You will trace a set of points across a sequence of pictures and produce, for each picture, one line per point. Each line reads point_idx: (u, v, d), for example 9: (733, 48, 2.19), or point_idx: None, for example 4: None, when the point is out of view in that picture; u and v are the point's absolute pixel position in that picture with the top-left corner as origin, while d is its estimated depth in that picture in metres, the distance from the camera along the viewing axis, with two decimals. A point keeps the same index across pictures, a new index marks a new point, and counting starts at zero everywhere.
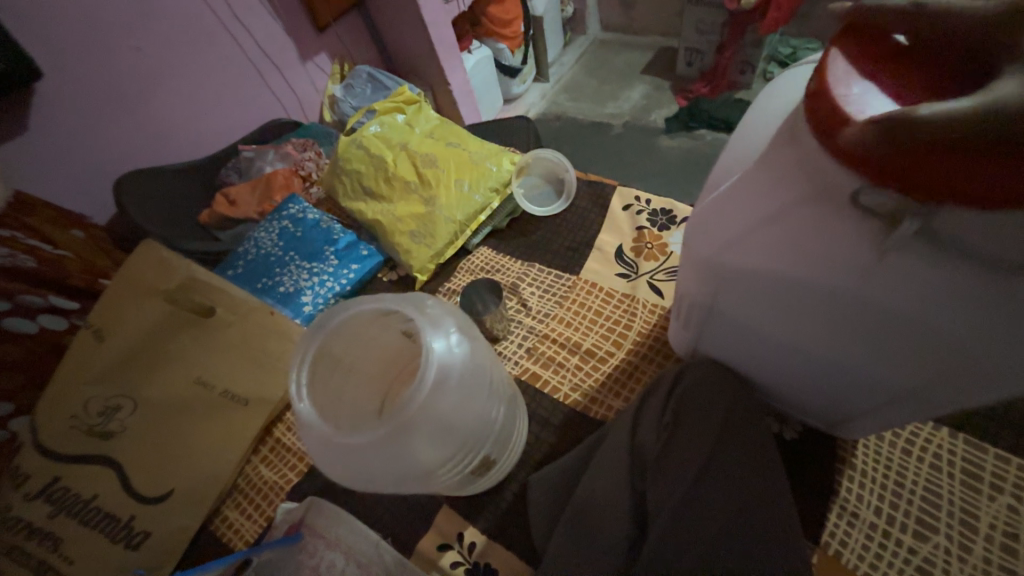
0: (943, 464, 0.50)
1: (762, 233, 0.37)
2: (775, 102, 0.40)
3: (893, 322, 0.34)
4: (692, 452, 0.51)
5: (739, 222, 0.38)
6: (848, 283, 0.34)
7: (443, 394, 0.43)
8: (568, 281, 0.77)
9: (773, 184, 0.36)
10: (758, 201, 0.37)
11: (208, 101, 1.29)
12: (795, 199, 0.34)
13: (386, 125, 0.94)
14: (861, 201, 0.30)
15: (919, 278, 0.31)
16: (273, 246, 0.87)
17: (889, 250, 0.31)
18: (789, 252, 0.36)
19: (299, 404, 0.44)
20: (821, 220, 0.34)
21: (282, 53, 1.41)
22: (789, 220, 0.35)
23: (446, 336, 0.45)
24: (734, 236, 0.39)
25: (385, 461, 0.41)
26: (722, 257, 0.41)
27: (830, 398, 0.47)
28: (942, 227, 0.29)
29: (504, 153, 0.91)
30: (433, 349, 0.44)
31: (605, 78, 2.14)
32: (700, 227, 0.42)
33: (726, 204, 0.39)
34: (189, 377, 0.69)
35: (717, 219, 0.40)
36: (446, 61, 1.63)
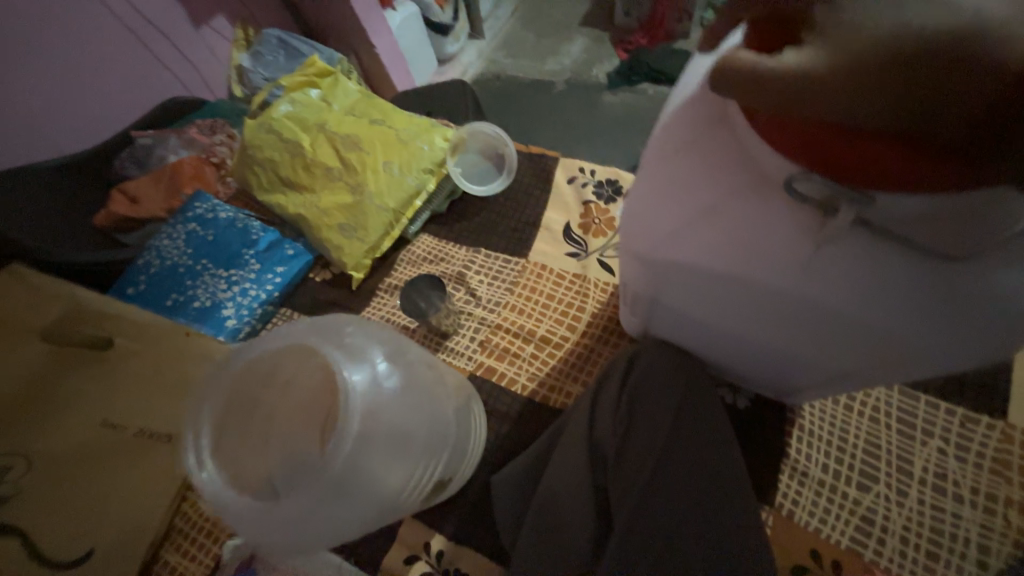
0: (880, 416, 0.53)
1: (697, 226, 0.35)
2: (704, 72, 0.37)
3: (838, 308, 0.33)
4: (652, 438, 0.50)
5: (671, 218, 0.36)
6: (796, 272, 0.32)
7: (376, 429, 0.39)
8: (517, 265, 0.72)
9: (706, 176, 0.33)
10: (689, 193, 0.34)
11: (83, 80, 1.09)
12: (729, 191, 0.33)
13: (298, 102, 0.82)
14: (795, 190, 0.29)
15: (862, 261, 0.30)
16: (181, 254, 0.77)
17: (831, 237, 0.30)
18: (724, 248, 0.34)
19: (199, 473, 0.41)
20: (760, 212, 0.32)
21: (167, 17, 1.20)
22: (722, 215, 0.33)
23: (369, 364, 0.41)
24: (665, 233, 0.37)
25: (327, 515, 0.38)
26: (658, 254, 0.39)
27: (780, 373, 0.46)
28: (879, 216, 0.29)
29: (436, 127, 0.83)
30: (355, 384, 0.39)
31: (542, 32, 2.02)
32: (636, 221, 0.39)
33: (656, 202, 0.37)
34: (92, 421, 0.60)
35: (648, 215, 0.38)
36: (366, 20, 1.46)
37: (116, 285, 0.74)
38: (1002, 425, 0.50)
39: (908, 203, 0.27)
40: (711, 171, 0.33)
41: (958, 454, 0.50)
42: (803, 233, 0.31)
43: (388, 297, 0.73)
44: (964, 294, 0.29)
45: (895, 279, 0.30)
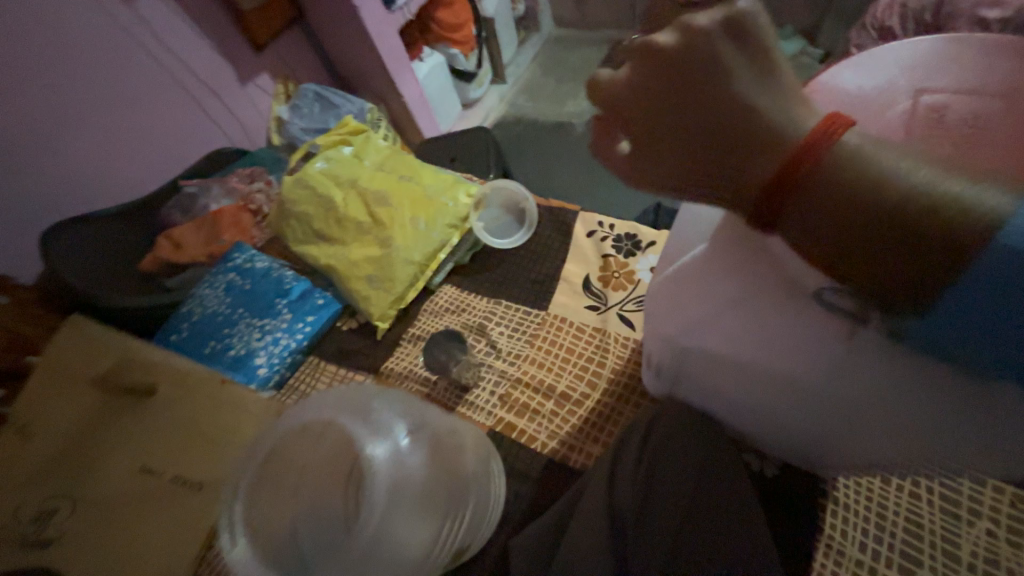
0: (922, 493, 0.50)
1: (727, 314, 0.36)
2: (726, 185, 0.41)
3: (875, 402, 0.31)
4: (671, 507, 0.49)
5: (699, 306, 0.37)
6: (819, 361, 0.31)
7: (390, 502, 0.47)
8: (538, 317, 0.74)
9: (725, 271, 0.35)
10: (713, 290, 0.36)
11: (138, 135, 1.19)
12: (754, 287, 0.34)
13: (333, 160, 0.88)
14: (825, 301, 0.30)
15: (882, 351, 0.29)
16: (220, 303, 0.81)
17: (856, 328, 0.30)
18: (755, 337, 0.35)
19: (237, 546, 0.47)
20: (778, 310, 0.33)
21: (217, 77, 1.31)
22: (745, 312, 0.34)
23: (383, 442, 0.50)
24: (696, 321, 0.38)
25: None
26: (687, 337, 0.39)
27: (807, 449, 0.45)
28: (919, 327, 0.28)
29: (460, 182, 0.87)
30: (377, 455, 0.49)
31: (563, 77, 2.10)
32: (662, 306, 0.41)
33: (681, 291, 0.39)
34: (132, 466, 0.64)
35: (676, 304, 0.39)
36: (396, 74, 1.56)
37: (161, 333, 0.79)
38: None
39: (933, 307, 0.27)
40: (730, 268, 0.35)
41: (1012, 539, 0.46)
42: None
43: (411, 347, 0.75)
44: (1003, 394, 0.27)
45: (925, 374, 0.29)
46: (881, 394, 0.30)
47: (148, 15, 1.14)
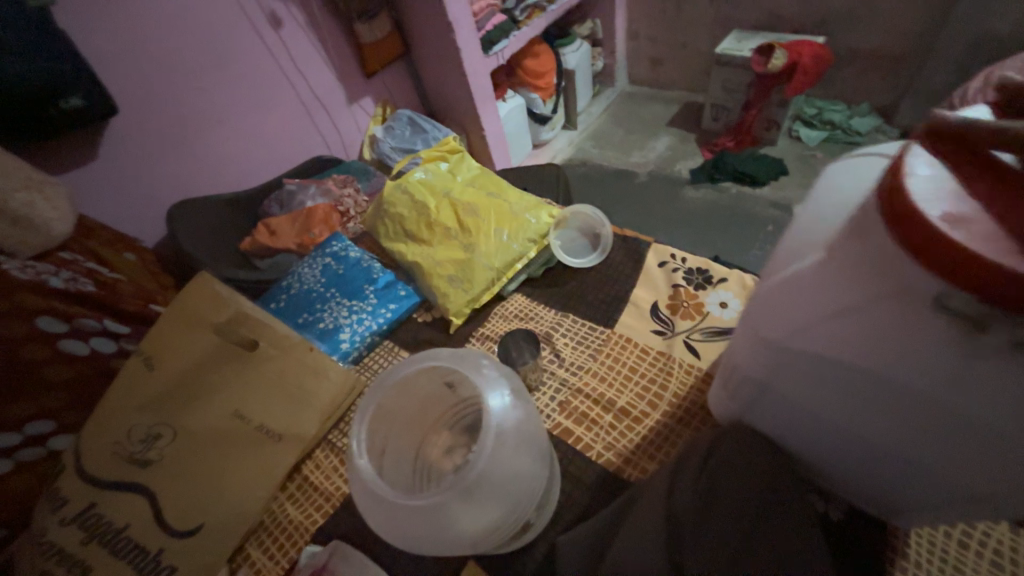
0: (1003, 561, 0.48)
1: (835, 321, 0.36)
2: (836, 192, 0.41)
3: (969, 428, 0.32)
4: (730, 522, 0.47)
5: (809, 310, 0.38)
6: (913, 380, 0.33)
7: (501, 456, 0.43)
8: (603, 334, 0.77)
9: (848, 275, 0.35)
10: (824, 291, 0.36)
11: (262, 138, 1.38)
12: (867, 295, 0.33)
13: (430, 172, 0.99)
14: (944, 304, 0.29)
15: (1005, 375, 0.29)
16: (315, 282, 0.91)
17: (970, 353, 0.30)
18: (862, 346, 0.35)
19: (359, 460, 0.46)
20: (899, 318, 0.32)
21: (332, 96, 1.51)
22: (850, 317, 0.35)
23: (501, 394, 0.46)
24: (804, 323, 0.38)
25: (438, 528, 0.42)
26: (792, 341, 0.40)
27: (883, 487, 0.45)
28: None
29: (542, 204, 0.94)
30: (491, 408, 0.44)
31: (631, 129, 2.22)
32: (772, 309, 0.42)
33: (791, 293, 0.39)
34: (228, 410, 0.70)
35: (785, 306, 0.40)
36: (483, 109, 1.71)
37: (262, 300, 0.89)
38: None
39: None
40: (849, 273, 0.35)
41: None
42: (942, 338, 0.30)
43: (480, 345, 0.80)
44: None
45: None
46: (975, 417, 0.32)
47: (291, 41, 1.35)
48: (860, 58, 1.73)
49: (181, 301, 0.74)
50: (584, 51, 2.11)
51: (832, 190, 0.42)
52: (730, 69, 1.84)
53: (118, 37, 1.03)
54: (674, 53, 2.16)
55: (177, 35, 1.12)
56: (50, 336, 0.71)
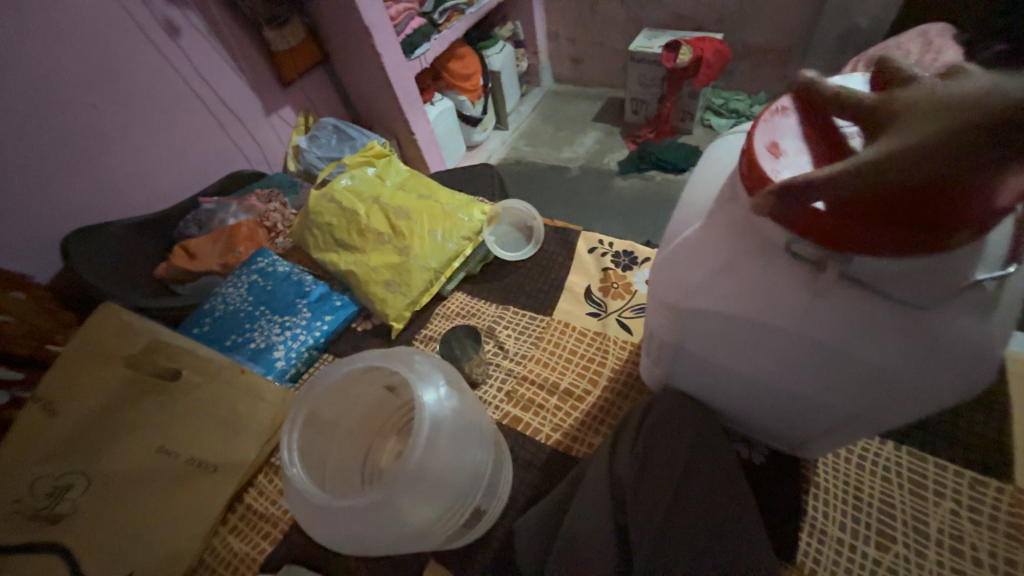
0: (892, 476, 0.55)
1: (723, 277, 0.40)
2: (713, 163, 0.45)
3: (840, 359, 0.37)
4: (664, 478, 0.52)
5: (699, 272, 0.41)
6: (793, 323, 0.38)
7: (438, 447, 0.43)
8: (543, 321, 0.80)
9: (723, 237, 0.39)
10: (711, 250, 0.40)
11: (169, 155, 1.28)
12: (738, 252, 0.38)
13: (357, 178, 0.96)
14: (793, 250, 0.35)
15: (851, 310, 0.35)
16: (242, 301, 0.86)
17: (819, 293, 0.36)
18: (744, 299, 0.39)
19: (292, 471, 0.45)
20: (767, 268, 0.37)
21: (246, 107, 1.43)
22: (735, 271, 0.39)
23: (436, 388, 0.46)
24: (696, 285, 0.42)
25: (379, 527, 0.42)
26: (687, 301, 0.43)
27: (788, 424, 0.50)
28: (858, 272, 0.34)
29: (474, 202, 0.96)
30: (425, 402, 0.44)
31: (560, 126, 2.29)
32: (665, 274, 0.45)
33: (683, 259, 0.43)
34: (151, 447, 0.65)
35: (679, 268, 0.43)
36: (410, 113, 1.69)
37: (183, 326, 0.83)
38: (1010, 488, 0.52)
39: (878, 264, 0.32)
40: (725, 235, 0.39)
41: (972, 516, 0.51)
42: (800, 280, 0.36)
43: (424, 346, 0.80)
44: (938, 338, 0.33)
45: (888, 325, 0.34)
46: (842, 349, 0.36)
47: (192, 49, 1.25)
48: (755, 51, 1.91)
49: (83, 336, 0.68)
50: (508, 52, 2.15)
51: (712, 159, 0.46)
52: (644, 65, 1.96)
53: None
54: (594, 52, 2.26)
55: (57, 46, 1.01)
56: None
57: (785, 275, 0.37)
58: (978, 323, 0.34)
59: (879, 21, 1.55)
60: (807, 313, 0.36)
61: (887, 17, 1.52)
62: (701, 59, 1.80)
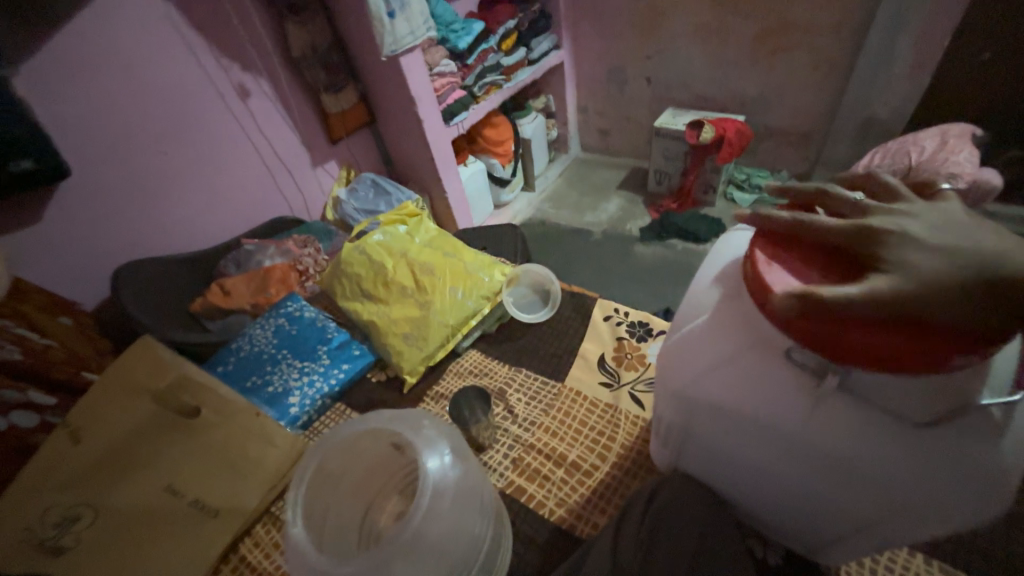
0: None
1: (720, 371, 0.41)
2: (721, 255, 0.47)
3: (853, 466, 0.36)
4: (670, 571, 0.49)
5: (700, 361, 0.42)
6: (799, 423, 0.37)
7: (435, 519, 0.43)
8: (555, 388, 0.80)
9: (728, 332, 0.40)
10: (715, 342, 0.41)
11: (221, 199, 1.39)
12: (741, 347, 0.39)
13: (388, 234, 1.03)
14: (792, 357, 0.37)
15: (859, 413, 0.35)
16: (267, 343, 0.90)
17: (825, 397, 0.36)
18: (745, 396, 0.39)
19: (293, 528, 0.45)
20: (766, 367, 0.38)
21: (296, 161, 1.57)
22: (736, 367, 0.39)
23: (440, 455, 0.47)
24: (697, 373, 0.42)
25: None
26: (688, 392, 0.43)
27: (803, 524, 0.48)
28: (858, 383, 0.35)
29: (496, 264, 1.00)
30: (427, 469, 0.45)
31: (585, 191, 2.39)
32: (667, 362, 0.45)
33: (685, 347, 0.43)
34: (160, 485, 0.66)
35: (679, 358, 0.44)
36: (445, 172, 1.81)
37: (208, 364, 0.87)
38: None
39: (878, 379, 0.34)
40: (729, 330, 0.40)
41: None
42: (804, 380, 0.37)
43: (434, 403, 0.80)
44: (950, 451, 0.33)
45: (898, 437, 0.34)
46: (856, 455, 0.36)
47: (257, 110, 1.41)
48: (776, 133, 2.00)
49: (118, 369, 0.72)
50: (539, 123, 2.31)
51: (720, 252, 0.47)
52: (668, 140, 2.06)
53: (77, 104, 1.05)
54: (620, 126, 2.41)
55: (142, 102, 1.15)
56: None
57: (789, 372, 0.37)
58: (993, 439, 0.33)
59: (897, 111, 1.61)
60: (810, 418, 0.36)
61: (906, 109, 1.59)
62: (724, 136, 1.88)
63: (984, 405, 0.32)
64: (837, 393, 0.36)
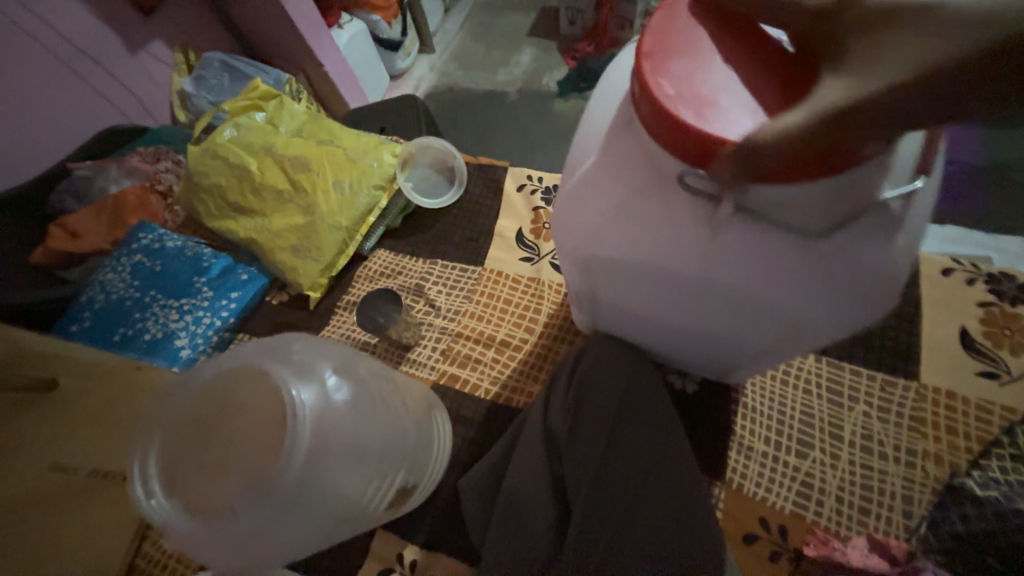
0: (813, 387, 0.57)
1: (616, 221, 0.35)
2: (610, 84, 0.38)
3: (743, 298, 0.35)
4: (598, 424, 0.52)
5: (593, 217, 0.37)
6: (693, 264, 0.34)
7: (326, 451, 0.39)
8: (475, 273, 0.74)
9: (615, 174, 0.34)
10: (608, 189, 0.35)
11: (4, 118, 0.97)
12: (634, 189, 0.33)
13: (243, 127, 0.82)
14: (687, 184, 0.30)
15: (750, 240, 0.31)
16: (127, 288, 0.75)
17: (717, 231, 0.32)
18: (642, 244, 0.35)
19: (150, 501, 0.39)
20: (662, 205, 0.33)
21: (100, 46, 1.08)
22: (631, 210, 0.34)
23: (318, 384, 0.40)
24: (595, 226, 0.37)
25: (274, 540, 0.38)
26: (586, 249, 0.38)
27: (712, 358, 0.49)
28: (756, 202, 0.29)
29: (385, 144, 0.84)
30: (303, 405, 0.38)
31: (492, 44, 2.06)
32: (561, 222, 0.39)
33: (579, 200, 0.37)
34: (44, 466, 0.56)
35: (574, 214, 0.38)
36: (315, 43, 1.41)
37: (59, 325, 0.72)
38: (917, 385, 0.55)
39: (776, 195, 0.28)
40: (619, 167, 0.34)
41: (882, 415, 0.54)
42: (697, 217, 0.32)
43: (347, 314, 0.74)
44: (840, 260, 0.31)
45: (793, 257, 0.31)
46: (754, 289, 0.34)
47: None
48: None
49: None
50: None
51: (615, 77, 0.38)
52: None
53: None
54: None
55: None
56: None
57: (679, 205, 0.32)
58: (886, 245, 0.31)
59: None
60: (706, 251, 0.33)
61: None
62: None
63: (886, 201, 0.29)
64: (736, 216, 0.31)
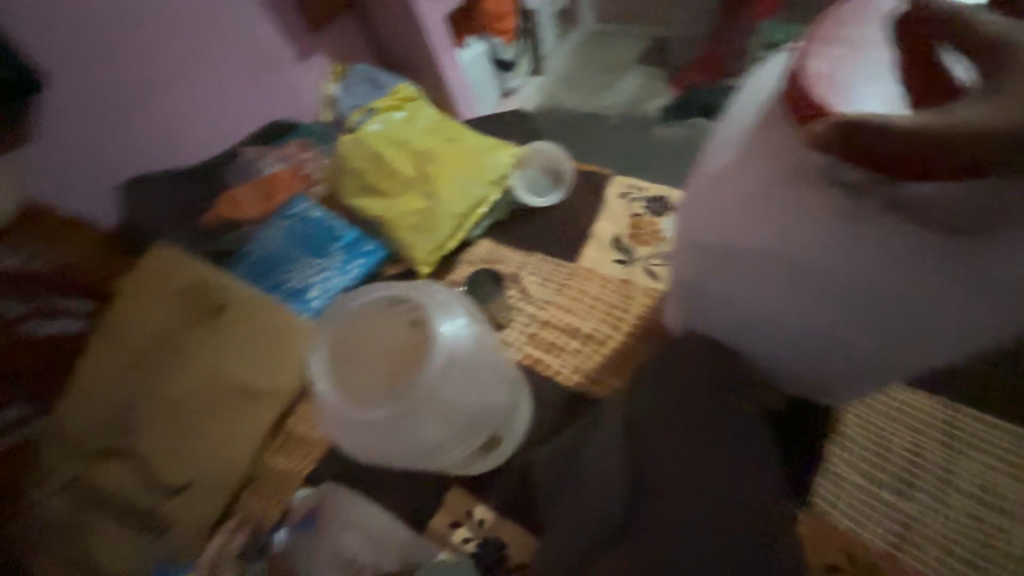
0: (915, 424, 0.57)
1: (747, 209, 0.45)
2: (738, 112, 0.50)
3: (855, 286, 0.42)
4: (682, 420, 0.51)
5: (725, 205, 0.47)
6: (817, 249, 0.42)
7: (451, 375, 0.46)
8: (569, 268, 0.79)
9: (757, 171, 0.45)
10: (748, 182, 0.45)
11: (208, 110, 1.21)
12: (764, 186, 0.44)
13: (386, 122, 0.96)
14: (844, 177, 0.39)
15: (874, 230, 0.40)
16: (278, 244, 0.90)
17: (863, 220, 0.40)
18: (777, 229, 0.44)
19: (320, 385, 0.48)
20: (794, 200, 0.43)
21: (281, 53, 1.31)
22: (761, 202, 0.44)
23: (452, 321, 0.48)
24: (727, 212, 0.47)
25: (398, 438, 0.45)
26: (719, 234, 0.47)
27: (803, 364, 0.52)
28: (908, 195, 0.38)
29: (502, 145, 0.93)
30: (441, 334, 0.47)
31: (599, 70, 2.14)
32: (696, 210, 0.50)
33: (718, 190, 0.47)
34: (203, 372, 0.71)
35: (711, 203, 0.48)
36: (445, 61, 1.61)
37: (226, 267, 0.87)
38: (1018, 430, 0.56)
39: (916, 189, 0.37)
40: (756, 167, 0.45)
41: (987, 460, 0.54)
42: (827, 206, 0.41)
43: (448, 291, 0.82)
44: (947, 257, 0.39)
45: (892, 252, 0.40)
46: (865, 277, 0.41)
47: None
48: None
49: (140, 277, 0.75)
50: None
51: (740, 109, 0.50)
52: None
53: None
54: None
55: None
56: (10, 321, 0.73)
57: (830, 198, 0.41)
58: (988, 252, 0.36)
59: None
60: (828, 238, 0.41)
61: None
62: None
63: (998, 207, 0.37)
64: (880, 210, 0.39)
